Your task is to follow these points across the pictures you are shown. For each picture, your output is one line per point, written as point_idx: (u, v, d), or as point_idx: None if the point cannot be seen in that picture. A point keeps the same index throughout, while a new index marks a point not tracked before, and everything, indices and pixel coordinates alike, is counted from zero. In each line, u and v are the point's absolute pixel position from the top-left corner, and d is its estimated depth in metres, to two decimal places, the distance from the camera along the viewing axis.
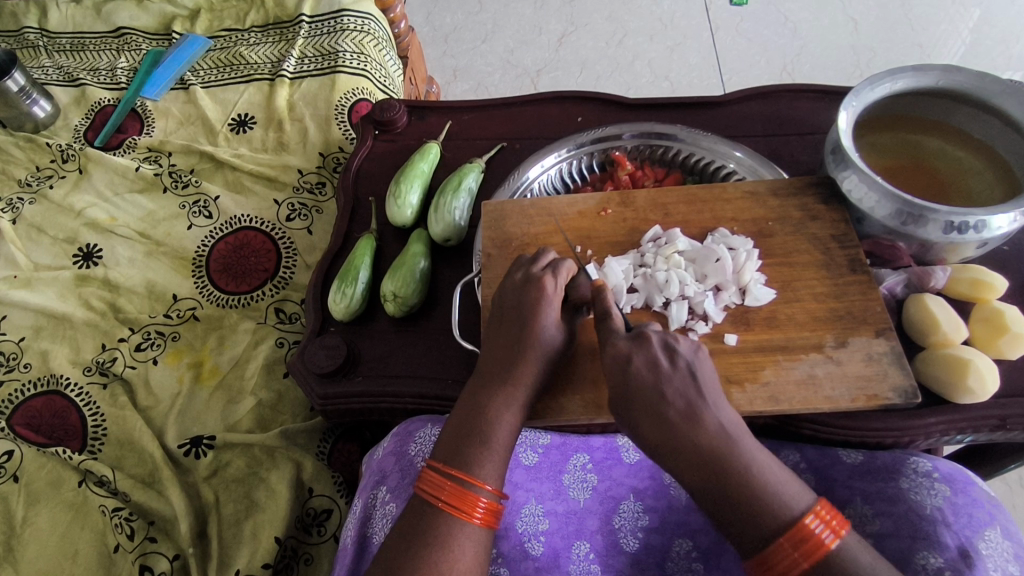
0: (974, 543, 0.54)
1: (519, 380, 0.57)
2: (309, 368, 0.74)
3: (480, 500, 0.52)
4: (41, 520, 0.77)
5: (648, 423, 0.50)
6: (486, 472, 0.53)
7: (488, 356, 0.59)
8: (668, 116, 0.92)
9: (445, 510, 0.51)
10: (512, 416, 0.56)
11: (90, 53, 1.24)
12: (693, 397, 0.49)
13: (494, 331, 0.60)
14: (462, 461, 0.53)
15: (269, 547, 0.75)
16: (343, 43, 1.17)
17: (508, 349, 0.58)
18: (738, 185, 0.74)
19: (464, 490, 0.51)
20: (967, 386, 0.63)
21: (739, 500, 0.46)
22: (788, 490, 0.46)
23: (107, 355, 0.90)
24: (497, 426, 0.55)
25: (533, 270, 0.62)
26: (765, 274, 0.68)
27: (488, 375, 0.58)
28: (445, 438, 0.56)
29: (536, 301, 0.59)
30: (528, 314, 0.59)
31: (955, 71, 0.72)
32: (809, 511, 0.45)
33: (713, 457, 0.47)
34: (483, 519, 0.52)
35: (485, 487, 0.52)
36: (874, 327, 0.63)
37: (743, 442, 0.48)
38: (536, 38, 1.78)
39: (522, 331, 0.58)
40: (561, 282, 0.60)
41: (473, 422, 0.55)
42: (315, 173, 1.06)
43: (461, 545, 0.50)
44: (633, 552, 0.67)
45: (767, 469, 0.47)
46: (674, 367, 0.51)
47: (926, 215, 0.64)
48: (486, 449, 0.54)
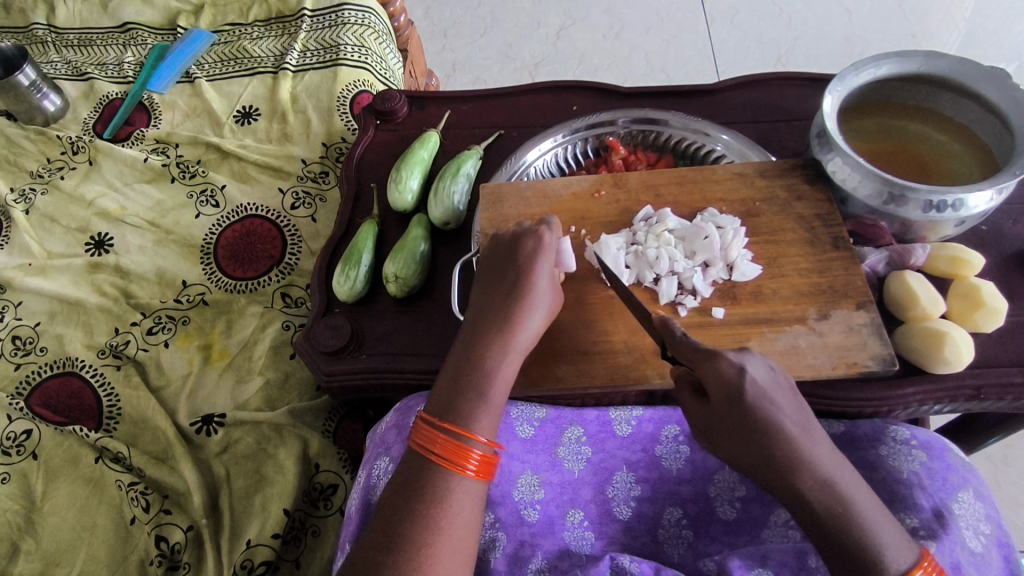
0: (948, 505, 0.57)
1: (514, 333, 0.59)
2: (315, 346, 0.77)
3: (474, 453, 0.55)
4: (60, 494, 0.81)
5: (762, 446, 0.51)
6: (480, 425, 0.56)
7: (482, 309, 0.62)
8: (661, 104, 0.95)
9: (438, 462, 0.54)
10: (507, 367, 0.58)
11: (97, 48, 1.27)
12: (809, 421, 0.51)
13: (489, 286, 0.63)
14: (456, 413, 0.56)
15: (279, 519, 0.78)
16: (344, 37, 1.20)
17: (502, 303, 0.61)
18: (727, 168, 0.77)
19: (458, 443, 0.54)
20: (944, 356, 0.66)
21: (859, 538, 0.47)
22: (893, 536, 0.48)
23: (120, 338, 0.93)
24: (494, 376, 0.58)
25: (521, 228, 0.66)
26: (751, 252, 0.71)
27: (482, 328, 0.60)
28: (440, 391, 0.58)
29: (530, 258, 0.62)
30: (522, 268, 0.62)
31: (936, 57, 0.75)
32: (914, 564, 0.47)
33: (837, 493, 0.49)
34: (477, 471, 0.55)
35: (479, 439, 0.55)
36: (855, 300, 0.66)
37: (851, 482, 0.50)
38: (534, 31, 1.80)
39: (515, 285, 0.61)
40: (555, 240, 0.64)
41: (467, 372, 0.58)
42: (318, 162, 1.09)
43: (455, 496, 0.53)
44: (626, 519, 0.70)
45: (876, 512, 0.48)
46: (783, 391, 0.53)
47: (907, 194, 0.67)
48: (482, 402, 0.57)
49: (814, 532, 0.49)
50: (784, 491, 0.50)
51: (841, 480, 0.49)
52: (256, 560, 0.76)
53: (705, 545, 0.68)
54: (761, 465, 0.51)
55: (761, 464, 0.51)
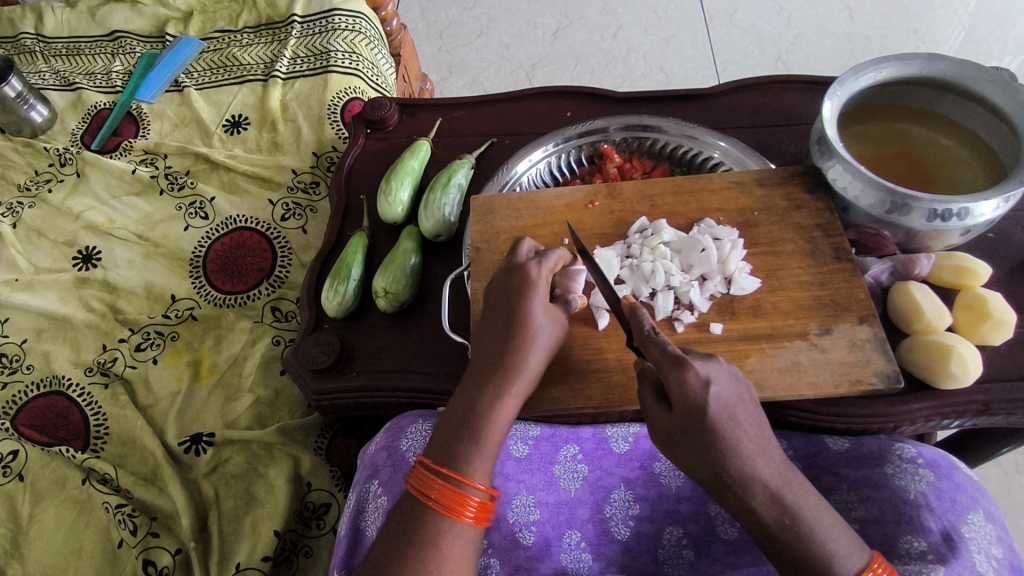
0: (957, 527, 0.55)
1: (513, 372, 0.57)
2: (304, 364, 0.76)
3: (471, 500, 0.52)
4: (47, 517, 0.79)
5: (715, 460, 0.49)
6: (475, 470, 0.53)
7: (480, 350, 0.60)
8: (656, 109, 0.93)
9: (434, 509, 0.52)
10: (505, 407, 0.56)
11: (85, 57, 1.25)
12: (762, 433, 0.50)
13: (485, 322, 0.61)
14: (451, 459, 0.54)
15: (269, 541, 0.76)
16: (334, 43, 1.18)
17: (499, 340, 0.59)
18: (724, 176, 0.75)
19: (455, 489, 0.52)
20: (950, 371, 0.64)
21: (808, 548, 0.47)
22: (844, 541, 0.48)
23: (108, 355, 0.91)
24: (491, 419, 0.55)
25: (515, 261, 0.63)
26: (750, 264, 0.68)
27: (480, 368, 0.58)
28: (437, 436, 0.56)
29: (523, 287, 0.60)
30: (517, 301, 0.59)
31: (939, 60, 0.72)
32: (867, 568, 0.47)
33: (788, 506, 0.48)
34: (475, 517, 0.53)
35: (477, 485, 0.53)
36: (858, 314, 0.64)
37: (805, 490, 0.49)
38: (530, 33, 1.78)
39: (510, 320, 0.59)
40: (546, 271, 0.62)
41: (464, 417, 0.56)
42: (309, 172, 1.07)
43: (450, 543, 0.51)
44: (625, 540, 0.69)
45: (828, 520, 0.48)
46: (743, 401, 0.51)
47: (910, 203, 0.65)
48: (477, 447, 0.54)
49: (765, 541, 0.50)
50: (734, 501, 0.50)
51: (793, 491, 0.49)
52: None
53: (705, 565, 0.66)
54: (712, 477, 0.50)
55: (712, 476, 0.50)
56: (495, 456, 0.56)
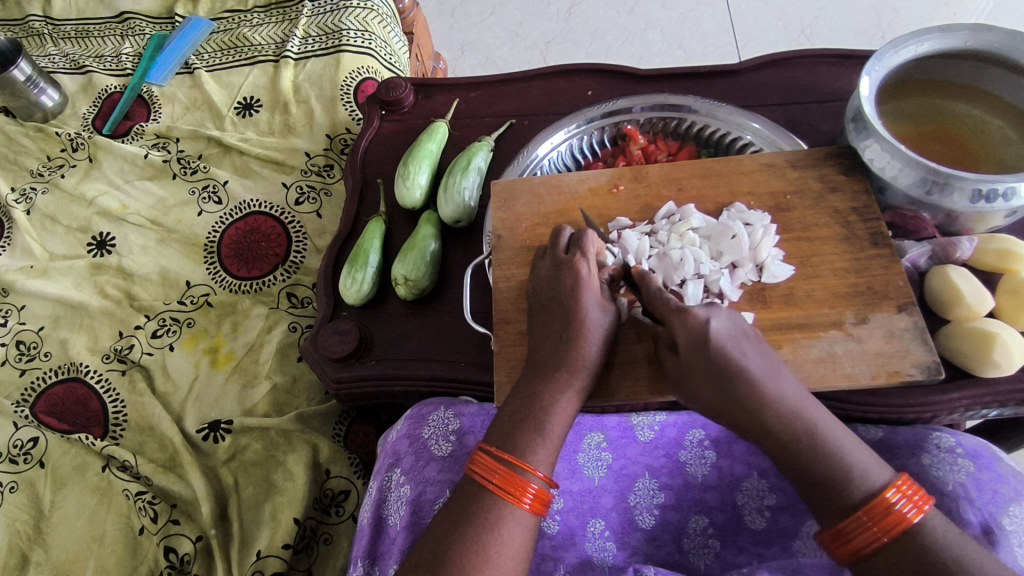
0: (998, 519, 0.53)
1: (572, 368, 0.55)
2: (322, 353, 0.74)
3: (531, 487, 0.51)
4: (68, 504, 0.79)
5: (731, 390, 0.50)
6: (537, 459, 0.52)
7: (537, 347, 0.58)
8: (681, 87, 0.89)
9: (495, 494, 0.51)
10: (566, 401, 0.55)
11: (95, 40, 1.23)
12: (772, 366, 0.50)
13: (535, 321, 0.59)
14: (513, 447, 0.53)
15: (289, 529, 0.75)
16: (346, 21, 1.15)
17: (557, 337, 0.57)
18: (754, 157, 0.72)
19: (515, 475, 0.51)
20: (993, 360, 0.61)
21: (827, 465, 0.48)
22: (865, 461, 0.48)
23: (124, 342, 0.91)
24: (552, 411, 0.54)
25: (561, 254, 0.61)
26: (782, 250, 0.66)
27: (539, 363, 0.57)
28: (498, 425, 0.55)
29: (574, 286, 0.58)
30: (569, 300, 0.57)
31: (984, 31, 0.69)
32: (889, 485, 0.46)
33: (803, 425, 0.49)
34: (533, 504, 0.51)
35: (537, 473, 0.52)
36: (896, 302, 0.62)
37: (821, 415, 0.49)
38: (545, 9, 1.73)
39: (565, 316, 0.57)
40: (594, 265, 0.59)
41: (527, 409, 0.54)
42: (322, 155, 1.05)
43: (509, 529, 0.50)
44: (650, 528, 0.67)
45: (844, 436, 0.49)
46: (744, 333, 0.52)
47: (953, 182, 0.61)
48: (539, 437, 0.53)
49: (783, 467, 0.50)
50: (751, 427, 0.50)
51: (809, 411, 0.49)
52: (267, 571, 0.73)
53: (732, 556, 0.65)
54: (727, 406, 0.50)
55: (730, 408, 0.50)
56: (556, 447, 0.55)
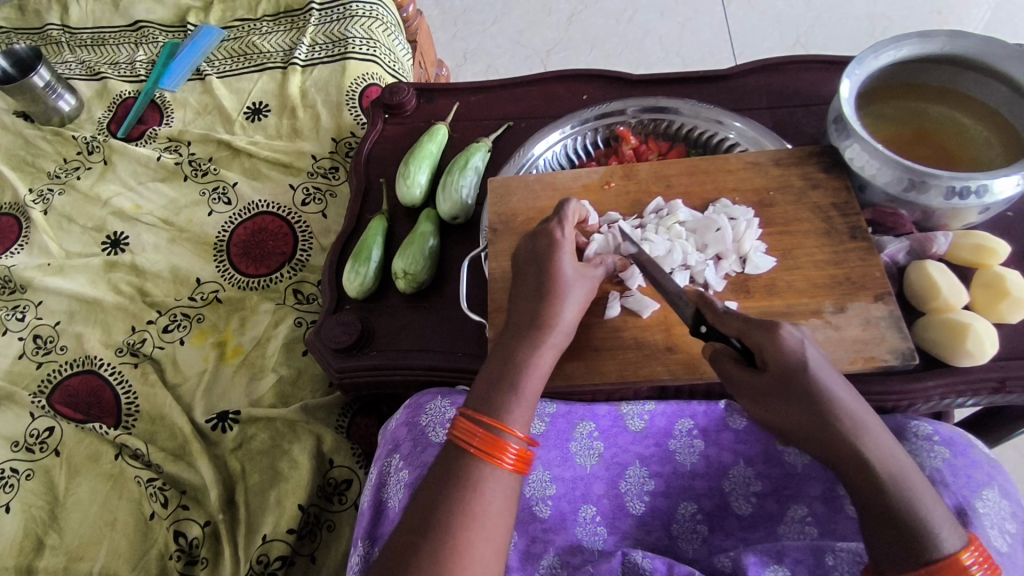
0: (971, 502, 0.56)
1: (548, 327, 0.59)
2: (326, 343, 0.78)
3: (512, 447, 0.53)
4: (82, 490, 0.83)
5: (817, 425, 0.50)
6: (515, 418, 0.55)
7: (515, 310, 0.61)
8: (672, 91, 0.93)
9: (477, 456, 0.53)
10: (539, 360, 0.58)
11: (110, 48, 1.28)
12: (865, 412, 0.50)
13: (517, 284, 0.63)
14: (492, 408, 0.55)
15: (294, 514, 0.79)
16: (352, 29, 1.19)
17: (533, 296, 0.61)
18: (741, 156, 0.75)
19: (496, 437, 0.53)
20: (966, 349, 0.64)
21: (908, 511, 0.47)
22: (943, 519, 0.47)
23: (136, 336, 0.94)
24: (528, 369, 0.57)
25: (541, 222, 0.65)
26: (765, 243, 0.69)
27: (516, 324, 0.60)
28: (477, 388, 0.57)
29: (549, 246, 0.62)
30: (546, 260, 0.61)
31: (961, 37, 0.72)
32: (965, 548, 0.46)
33: (890, 467, 0.49)
34: (514, 464, 0.53)
35: (515, 433, 0.54)
36: (873, 292, 0.64)
37: (908, 468, 0.49)
38: (546, 18, 1.78)
39: (540, 277, 0.61)
40: (570, 230, 0.63)
41: (505, 369, 0.57)
42: (328, 157, 1.09)
43: (489, 488, 0.52)
44: (640, 514, 0.69)
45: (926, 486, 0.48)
46: (830, 363, 0.52)
47: (928, 180, 0.65)
48: (515, 395, 0.56)
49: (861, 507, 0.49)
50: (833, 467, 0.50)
51: (894, 455, 0.49)
52: (272, 554, 0.77)
53: (719, 540, 0.67)
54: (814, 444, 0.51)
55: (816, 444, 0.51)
56: (531, 407, 0.57)
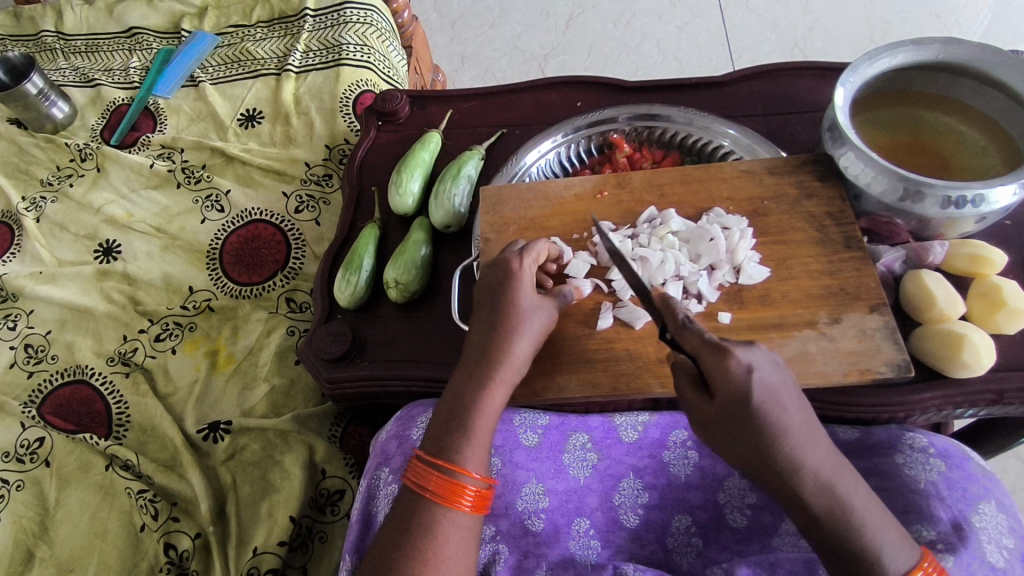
0: (967, 517, 0.55)
1: (499, 363, 0.58)
2: (316, 353, 0.77)
3: (468, 488, 0.54)
4: (72, 502, 0.82)
5: (764, 449, 0.49)
6: (469, 460, 0.55)
7: (471, 345, 0.60)
8: (667, 98, 0.92)
9: (432, 500, 0.54)
10: (492, 398, 0.57)
11: (104, 54, 1.28)
12: (812, 430, 0.50)
13: (474, 317, 0.62)
14: (445, 450, 0.55)
15: (285, 526, 0.78)
16: (346, 35, 1.18)
17: (488, 331, 0.60)
18: (734, 165, 0.75)
19: (450, 480, 0.54)
20: (962, 360, 0.63)
21: (857, 539, 0.47)
22: (891, 536, 0.48)
23: (128, 345, 0.94)
24: (479, 409, 0.56)
25: (501, 254, 0.64)
26: (759, 253, 0.68)
27: (468, 361, 0.59)
28: (432, 429, 0.58)
29: (506, 281, 0.61)
30: (501, 296, 0.60)
31: (955, 44, 0.71)
32: (913, 564, 0.47)
33: (840, 496, 0.48)
34: (472, 505, 0.54)
35: (471, 475, 0.54)
36: (868, 303, 0.64)
37: (855, 485, 0.49)
38: (543, 22, 1.77)
39: (494, 312, 0.60)
40: (529, 263, 0.62)
41: (457, 408, 0.57)
42: (322, 164, 1.08)
43: (447, 531, 0.53)
44: (633, 527, 0.69)
45: (877, 509, 0.49)
46: (788, 387, 0.50)
47: (923, 190, 0.64)
48: (467, 436, 0.56)
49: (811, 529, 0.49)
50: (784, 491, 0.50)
51: (843, 481, 0.49)
52: (263, 567, 0.76)
53: (714, 553, 0.66)
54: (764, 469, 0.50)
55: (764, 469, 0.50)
56: (487, 445, 0.57)
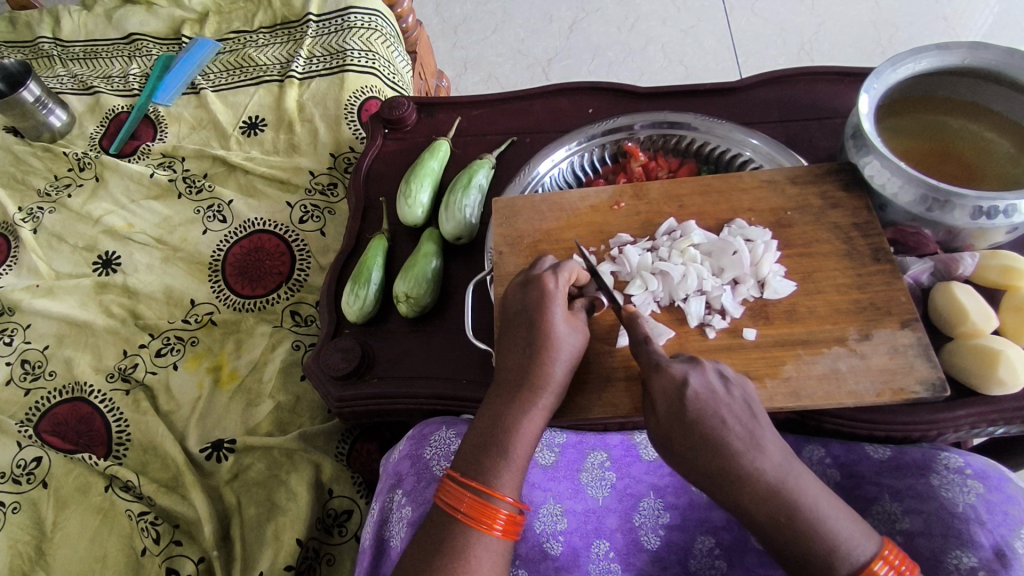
0: (1010, 542, 0.52)
1: (538, 385, 0.56)
2: (324, 370, 0.74)
3: (501, 513, 0.51)
4: (70, 525, 0.79)
5: (705, 455, 0.48)
6: (504, 483, 0.52)
7: (504, 366, 0.58)
8: (681, 104, 0.90)
9: (464, 522, 0.51)
10: (531, 420, 0.55)
11: (103, 61, 1.25)
12: (755, 428, 0.48)
13: (506, 335, 0.60)
14: (479, 473, 0.53)
15: (291, 550, 0.75)
16: (350, 41, 1.16)
17: (523, 353, 0.57)
18: (755, 174, 0.72)
19: (484, 502, 0.51)
20: (998, 377, 0.61)
21: (808, 543, 0.45)
22: (852, 531, 0.45)
23: (128, 361, 0.91)
24: (518, 432, 0.54)
25: (532, 272, 0.62)
26: (784, 266, 0.66)
27: (505, 381, 0.57)
28: (464, 450, 0.55)
29: (541, 299, 0.58)
30: (536, 316, 0.58)
31: (982, 48, 0.69)
32: (877, 556, 0.45)
33: (788, 499, 0.46)
34: (504, 531, 0.51)
35: (506, 498, 0.52)
36: (899, 318, 0.61)
37: (805, 480, 0.47)
38: (547, 26, 1.75)
39: (530, 331, 0.58)
40: (563, 281, 0.60)
41: (494, 431, 0.54)
42: (326, 173, 1.06)
43: (479, 556, 0.50)
44: (655, 549, 0.66)
45: (831, 507, 0.46)
46: (726, 393, 0.50)
47: (953, 200, 0.62)
48: (504, 460, 0.53)
49: (767, 537, 0.47)
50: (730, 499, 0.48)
51: (796, 480, 0.46)
52: None
53: None
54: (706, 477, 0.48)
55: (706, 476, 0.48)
56: (523, 469, 0.54)
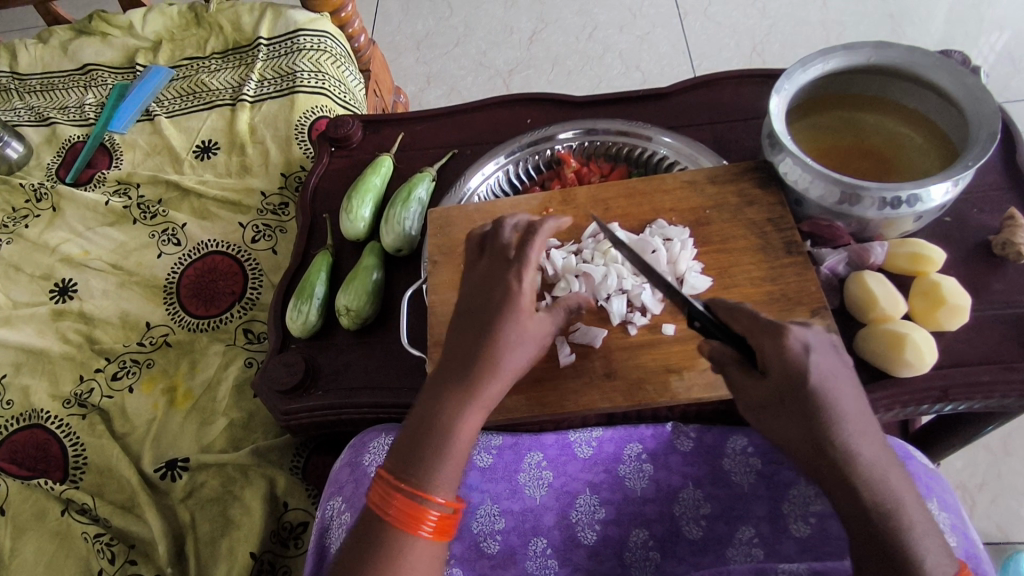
0: None
1: (484, 371, 0.54)
2: (269, 386, 0.76)
3: (430, 513, 0.50)
4: (27, 550, 0.80)
5: (820, 432, 0.46)
6: (438, 476, 0.51)
7: (454, 349, 0.56)
8: (615, 111, 0.93)
9: (391, 524, 0.50)
10: (471, 413, 0.53)
11: (59, 92, 1.27)
12: (870, 422, 0.47)
13: (462, 317, 0.58)
14: (413, 462, 0.51)
15: (245, 563, 0.77)
16: (299, 63, 1.19)
17: (474, 336, 0.55)
18: (677, 176, 0.75)
19: (413, 502, 0.50)
20: (905, 359, 0.63)
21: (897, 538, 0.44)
22: (936, 552, 0.43)
23: (85, 386, 0.93)
24: (458, 419, 0.53)
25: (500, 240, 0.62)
26: (701, 263, 0.69)
27: (453, 364, 0.55)
28: (402, 437, 0.54)
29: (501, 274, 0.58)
30: (493, 296, 0.57)
31: (885, 47, 0.72)
32: None
33: (892, 494, 0.45)
34: (432, 531, 0.50)
35: (436, 498, 0.51)
36: (809, 307, 0.64)
37: (902, 487, 0.46)
38: (506, 38, 1.79)
39: (485, 312, 0.56)
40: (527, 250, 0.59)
41: (433, 418, 0.53)
42: (277, 194, 1.08)
43: (405, 559, 0.49)
44: (591, 544, 0.67)
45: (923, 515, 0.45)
46: (845, 371, 0.48)
47: (859, 193, 0.64)
48: (441, 451, 0.52)
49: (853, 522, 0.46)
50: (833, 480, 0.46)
51: (894, 480, 0.46)
52: None
53: (672, 566, 0.66)
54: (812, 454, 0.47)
55: (813, 453, 0.47)
56: (462, 462, 0.53)
